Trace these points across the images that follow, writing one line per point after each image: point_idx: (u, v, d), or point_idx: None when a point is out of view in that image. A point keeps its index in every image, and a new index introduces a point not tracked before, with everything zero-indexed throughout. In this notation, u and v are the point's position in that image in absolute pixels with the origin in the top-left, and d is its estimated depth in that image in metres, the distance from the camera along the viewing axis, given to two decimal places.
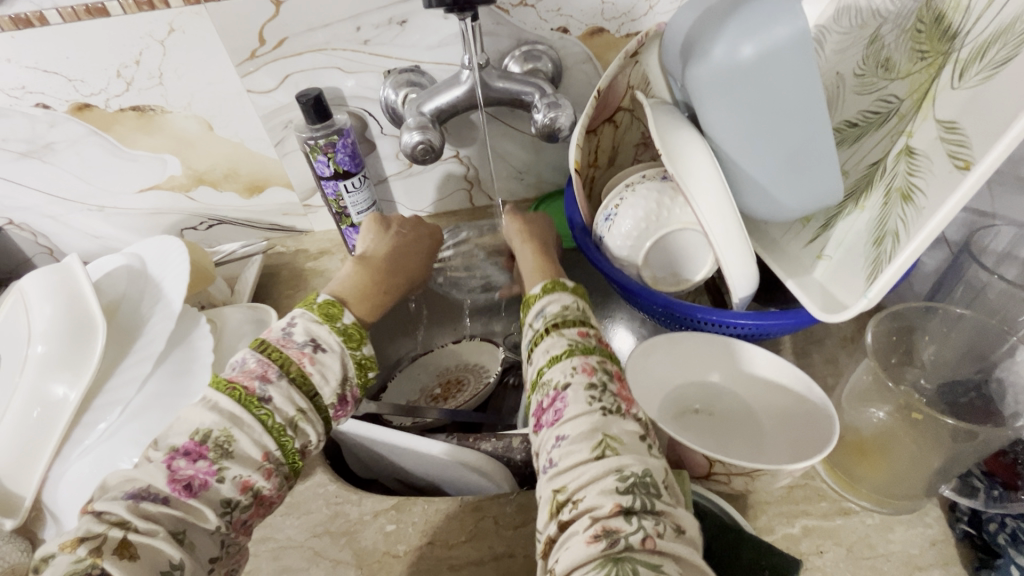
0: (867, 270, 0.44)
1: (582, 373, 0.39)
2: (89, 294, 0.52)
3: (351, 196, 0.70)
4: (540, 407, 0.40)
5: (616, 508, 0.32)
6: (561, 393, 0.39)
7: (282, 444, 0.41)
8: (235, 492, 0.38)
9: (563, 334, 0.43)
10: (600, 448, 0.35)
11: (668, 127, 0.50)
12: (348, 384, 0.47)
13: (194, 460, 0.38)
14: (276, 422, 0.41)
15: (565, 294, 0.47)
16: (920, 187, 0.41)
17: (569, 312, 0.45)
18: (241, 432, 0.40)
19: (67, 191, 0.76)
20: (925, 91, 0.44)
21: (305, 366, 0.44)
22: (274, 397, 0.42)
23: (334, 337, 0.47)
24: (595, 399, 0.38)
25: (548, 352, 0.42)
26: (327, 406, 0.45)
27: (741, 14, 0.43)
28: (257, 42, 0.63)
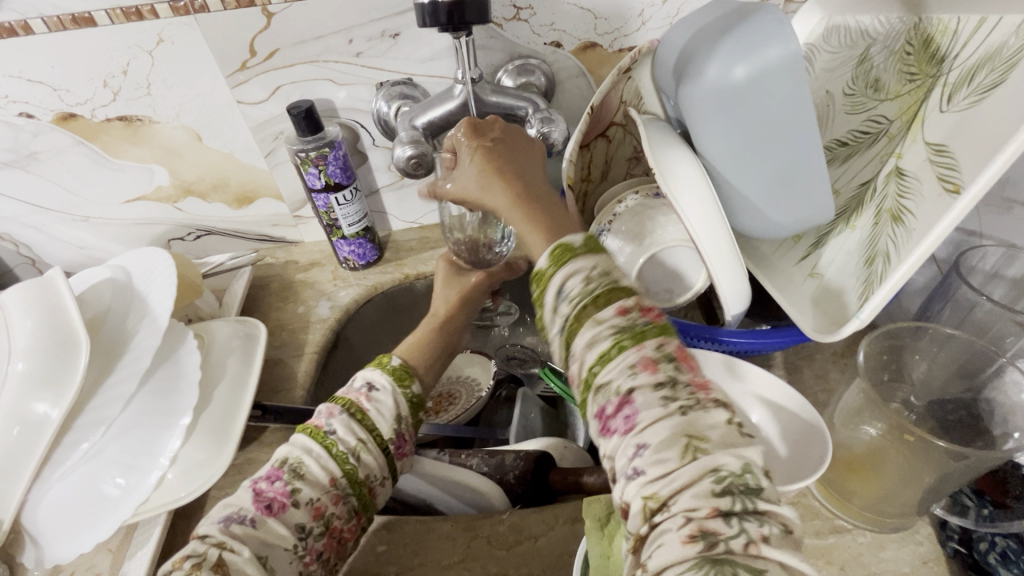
0: (858, 289, 0.44)
1: (645, 370, 0.31)
2: (73, 310, 0.51)
3: (343, 209, 0.70)
4: (601, 411, 0.32)
5: (714, 511, 0.27)
6: (627, 398, 0.30)
7: (347, 471, 0.43)
8: (309, 517, 0.40)
9: (602, 321, 0.33)
10: (690, 452, 0.28)
11: (661, 145, 0.50)
12: (404, 422, 0.49)
13: (274, 481, 0.40)
14: (339, 451, 0.43)
15: (580, 260, 0.35)
16: (910, 209, 0.41)
17: (598, 285, 0.34)
18: (309, 458, 0.42)
19: (51, 201, 0.74)
20: (914, 113, 0.45)
21: (363, 404, 0.47)
22: (338, 429, 0.44)
23: (385, 376, 0.50)
24: (670, 398, 0.30)
25: (592, 347, 0.32)
26: (388, 441, 0.46)
27: (734, 34, 0.43)
28: (247, 53, 0.62)
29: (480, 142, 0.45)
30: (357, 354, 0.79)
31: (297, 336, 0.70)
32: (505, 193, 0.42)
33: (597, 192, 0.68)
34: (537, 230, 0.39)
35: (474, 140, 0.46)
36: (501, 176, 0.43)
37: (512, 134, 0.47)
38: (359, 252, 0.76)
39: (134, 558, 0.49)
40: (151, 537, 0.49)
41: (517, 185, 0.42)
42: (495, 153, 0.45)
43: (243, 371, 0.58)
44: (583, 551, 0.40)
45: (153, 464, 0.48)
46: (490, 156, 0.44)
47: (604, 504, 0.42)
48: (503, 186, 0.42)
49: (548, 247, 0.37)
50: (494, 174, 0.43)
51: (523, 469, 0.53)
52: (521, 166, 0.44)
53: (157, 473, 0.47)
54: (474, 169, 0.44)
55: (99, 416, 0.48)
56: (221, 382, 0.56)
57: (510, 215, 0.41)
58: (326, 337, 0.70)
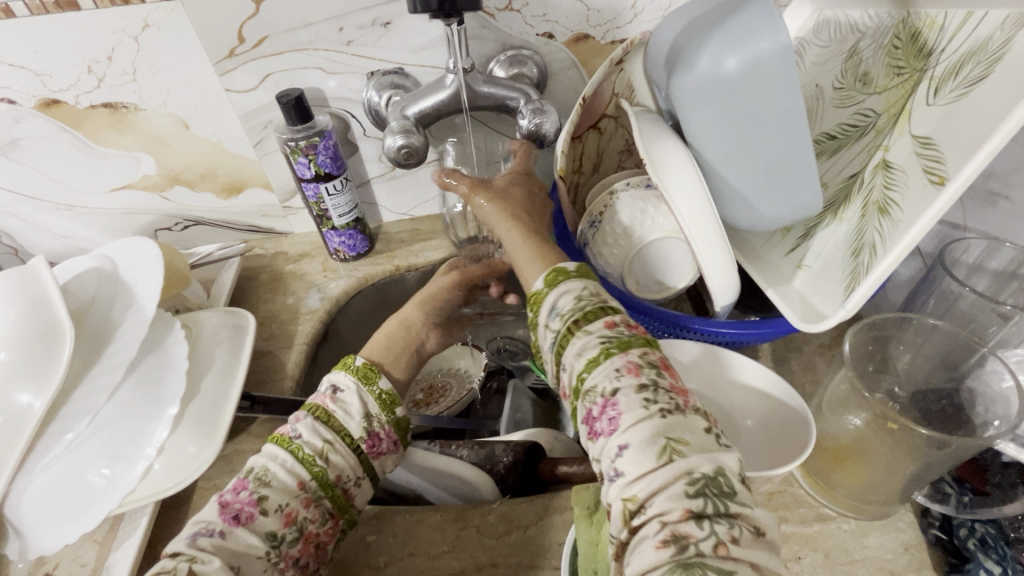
0: (845, 282, 0.44)
1: (628, 374, 0.35)
2: (57, 300, 0.50)
3: (333, 199, 0.69)
4: (588, 415, 0.36)
5: (686, 513, 0.30)
6: (612, 399, 0.34)
7: (315, 474, 0.42)
8: (280, 525, 0.39)
9: (590, 332, 0.38)
10: (666, 454, 0.31)
11: (652, 136, 0.50)
12: (373, 419, 0.47)
13: (239, 491, 0.40)
14: (305, 454, 0.42)
15: (571, 282, 0.42)
16: (896, 201, 0.42)
17: (587, 303, 0.40)
18: (275, 464, 0.42)
19: (34, 189, 0.73)
20: (901, 106, 0.45)
21: (328, 405, 0.46)
22: (302, 432, 0.43)
23: (349, 376, 0.48)
24: (650, 401, 0.34)
25: (583, 355, 0.37)
26: (358, 441, 0.45)
27: (727, 24, 0.43)
28: (235, 41, 0.61)
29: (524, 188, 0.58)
30: (347, 345, 0.78)
31: (287, 328, 0.70)
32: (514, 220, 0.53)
33: (589, 184, 0.68)
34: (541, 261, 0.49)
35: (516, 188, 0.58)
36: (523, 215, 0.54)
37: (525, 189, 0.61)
38: (350, 243, 0.75)
39: (119, 550, 0.48)
40: (137, 528, 0.48)
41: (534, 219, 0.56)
42: (528, 201, 0.57)
43: (231, 361, 0.57)
44: (571, 538, 0.40)
45: (139, 454, 0.47)
46: (516, 204, 0.56)
47: (594, 492, 0.42)
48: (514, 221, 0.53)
49: (543, 273, 0.45)
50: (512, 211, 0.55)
51: (513, 460, 0.53)
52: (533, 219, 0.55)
53: (143, 464, 0.47)
54: (502, 198, 0.56)
55: (84, 406, 0.47)
56: (209, 373, 0.55)
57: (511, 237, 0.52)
58: (316, 328, 0.70)
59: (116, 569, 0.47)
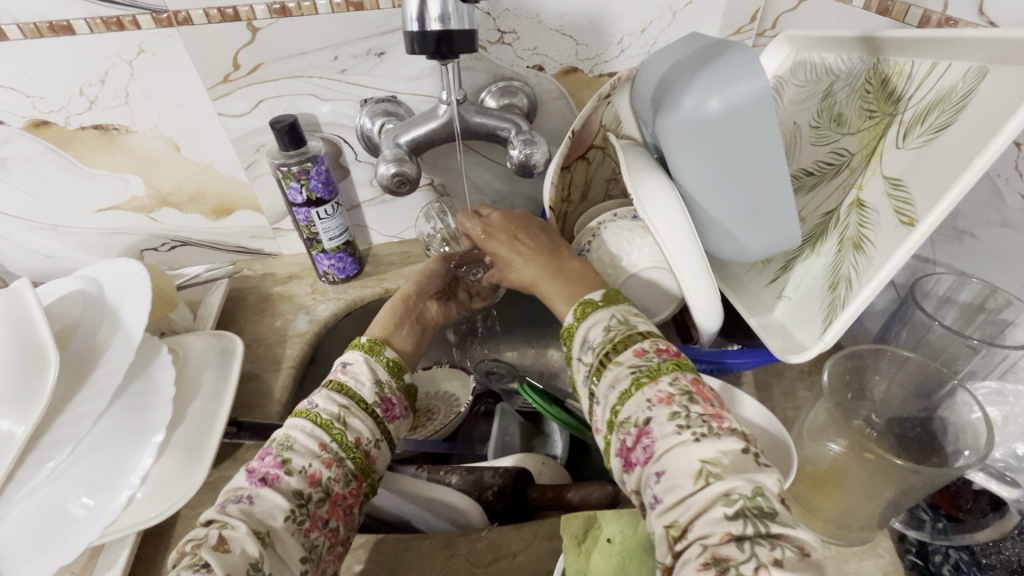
0: (822, 314, 0.46)
1: (659, 403, 0.38)
2: (42, 324, 0.49)
3: (324, 223, 0.70)
4: (623, 446, 0.38)
5: (728, 536, 0.31)
6: (646, 428, 0.37)
7: (335, 437, 0.44)
8: (304, 485, 0.41)
9: (621, 362, 0.41)
10: (702, 477, 0.33)
11: (638, 170, 0.52)
12: (383, 385, 0.50)
13: (264, 457, 0.42)
14: (323, 418, 0.45)
15: (598, 314, 0.46)
16: (870, 238, 0.44)
17: (615, 333, 0.43)
18: (295, 431, 0.44)
19: (17, 208, 0.72)
20: (873, 148, 0.47)
21: (339, 377, 0.49)
22: (319, 401, 0.46)
23: (356, 352, 0.51)
24: (683, 426, 0.36)
25: (615, 387, 0.40)
26: (373, 405, 0.48)
27: (710, 68, 0.45)
28: (230, 67, 0.62)
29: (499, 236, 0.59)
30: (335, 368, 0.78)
31: (274, 350, 0.69)
32: (534, 264, 0.54)
33: (578, 213, 0.70)
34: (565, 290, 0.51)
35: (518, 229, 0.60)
36: (529, 253, 0.56)
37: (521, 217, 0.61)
38: (339, 266, 0.75)
39: None
40: (116, 560, 0.47)
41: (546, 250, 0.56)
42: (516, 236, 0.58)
43: (219, 385, 0.57)
44: (560, 567, 0.40)
45: (122, 484, 0.46)
46: (513, 242, 0.58)
47: (582, 520, 0.42)
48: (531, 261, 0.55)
49: (572, 306, 0.48)
50: (522, 254, 0.56)
51: (501, 486, 0.53)
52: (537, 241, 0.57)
53: (126, 494, 0.46)
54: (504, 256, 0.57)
55: (66, 433, 0.46)
56: (196, 399, 0.54)
57: (541, 282, 0.53)
58: (303, 351, 0.69)
59: None
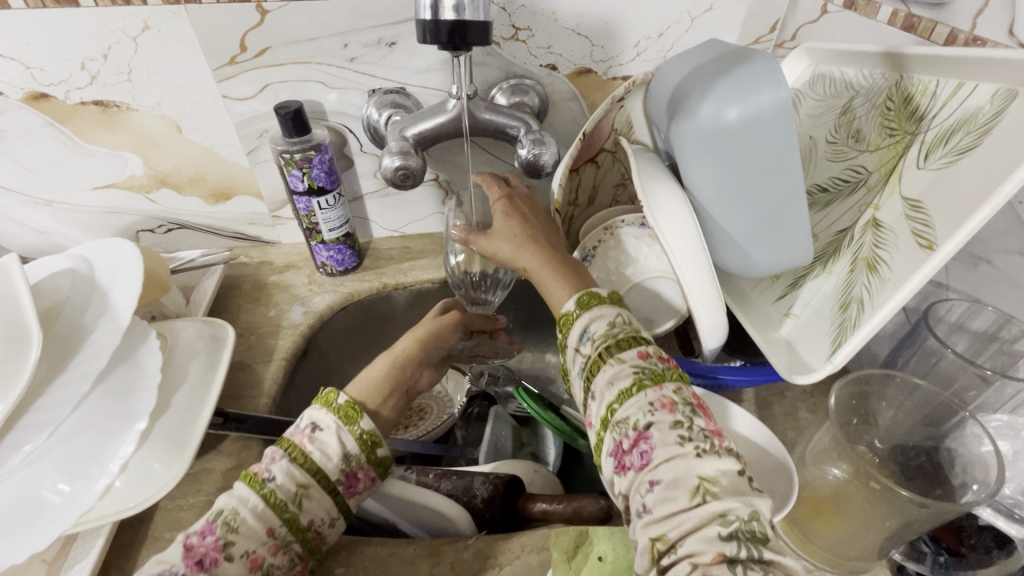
0: (831, 334, 0.45)
1: (662, 409, 0.36)
2: (27, 302, 0.48)
3: (325, 213, 0.68)
4: (618, 447, 0.36)
5: (719, 557, 0.30)
6: (645, 433, 0.35)
7: (287, 520, 0.42)
8: (245, 571, 0.39)
9: (625, 360, 0.39)
10: (699, 494, 0.32)
11: (649, 177, 0.50)
12: (352, 459, 0.46)
13: (205, 536, 0.39)
14: (277, 499, 0.42)
15: (605, 307, 0.43)
16: (885, 260, 0.42)
17: (619, 330, 0.41)
18: (245, 508, 0.41)
19: (10, 181, 0.70)
20: (892, 166, 0.46)
21: (305, 446, 0.45)
22: (275, 475, 0.42)
23: (330, 416, 0.47)
24: (685, 438, 0.34)
25: (614, 384, 0.38)
26: (335, 483, 0.45)
27: (730, 76, 0.43)
28: (237, 49, 0.61)
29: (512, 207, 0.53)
30: (328, 362, 0.76)
31: (267, 341, 0.68)
32: (539, 254, 0.49)
33: (584, 217, 0.69)
34: (565, 288, 0.47)
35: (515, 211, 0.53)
36: (540, 241, 0.50)
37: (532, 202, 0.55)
38: (338, 258, 0.74)
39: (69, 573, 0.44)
40: (91, 550, 0.45)
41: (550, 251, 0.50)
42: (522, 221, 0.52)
43: (207, 373, 0.55)
44: None
45: (101, 471, 0.45)
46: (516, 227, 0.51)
47: (573, 536, 0.42)
48: (538, 248, 0.50)
49: (575, 294, 0.45)
50: (530, 239, 0.50)
51: (490, 494, 0.52)
52: (549, 232, 0.52)
53: (104, 482, 0.44)
54: (505, 230, 0.51)
55: (45, 417, 0.44)
56: (182, 387, 0.53)
57: (542, 272, 0.48)
58: (296, 343, 0.68)
59: None
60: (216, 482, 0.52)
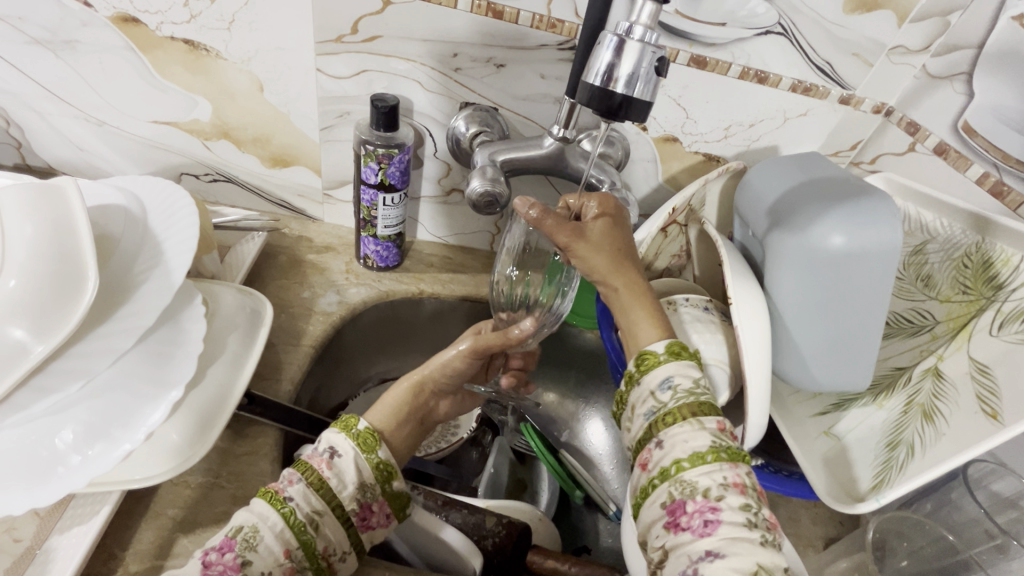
0: (875, 468, 0.47)
1: (735, 487, 0.37)
2: (84, 237, 0.45)
3: (386, 210, 0.67)
4: (677, 505, 0.38)
5: None
6: (715, 504, 0.37)
7: (303, 543, 0.40)
8: None
9: (704, 426, 0.40)
10: None
11: (733, 273, 0.51)
12: (368, 490, 0.44)
13: (225, 553, 0.37)
14: (297, 520, 0.40)
15: (687, 360, 0.45)
16: (942, 412, 0.45)
17: (702, 392, 0.42)
18: (265, 526, 0.39)
19: (68, 93, 0.66)
20: (962, 323, 0.48)
21: (323, 471, 0.42)
22: (297, 496, 0.41)
23: (349, 442, 0.44)
24: (753, 523, 0.36)
25: (689, 445, 0.40)
26: (350, 511, 0.43)
27: (842, 204, 0.45)
28: (347, 29, 0.60)
29: (616, 220, 0.51)
30: (345, 355, 0.74)
31: (295, 323, 0.66)
32: (626, 279, 0.49)
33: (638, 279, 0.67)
34: (655, 326, 0.47)
35: (612, 221, 0.50)
36: (629, 264, 0.50)
37: (624, 218, 0.54)
38: (382, 254, 0.73)
39: (65, 534, 0.42)
40: (94, 517, 0.43)
41: (642, 282, 0.49)
42: (620, 238, 0.50)
43: (243, 350, 0.53)
44: None
45: (126, 437, 0.42)
46: (615, 246, 0.49)
47: None
48: (627, 271, 0.49)
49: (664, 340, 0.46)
50: (623, 260, 0.49)
51: (501, 539, 0.52)
52: (637, 259, 0.51)
53: (127, 448, 0.42)
54: (609, 247, 0.49)
55: (81, 366, 0.42)
56: (217, 360, 0.51)
57: (631, 301, 0.48)
58: (325, 332, 0.66)
59: (58, 554, 0.41)
60: (227, 464, 0.50)
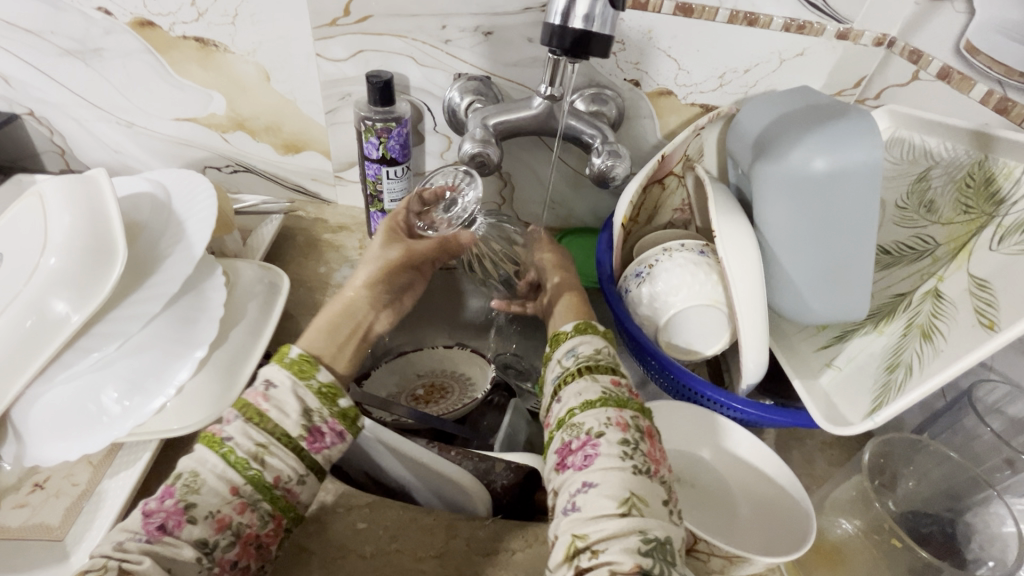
0: (873, 393, 0.47)
1: (616, 425, 0.39)
2: (115, 218, 0.49)
3: (390, 183, 0.70)
4: (565, 446, 0.40)
5: (636, 569, 0.32)
6: (594, 440, 0.38)
7: (251, 478, 0.40)
8: (210, 532, 0.37)
9: (596, 380, 0.43)
10: (627, 505, 0.35)
11: (722, 211, 0.52)
12: (314, 415, 0.44)
13: (164, 499, 0.38)
14: (237, 458, 0.40)
15: (596, 337, 0.48)
16: (941, 330, 0.44)
17: (603, 357, 0.46)
18: (205, 469, 0.39)
19: (100, 99, 0.72)
20: (963, 243, 0.47)
21: (259, 404, 0.43)
22: (233, 435, 0.41)
23: (283, 371, 0.45)
24: (626, 454, 0.38)
25: (580, 395, 0.42)
26: (298, 439, 0.43)
27: (825, 128, 0.45)
28: (340, 12, 0.63)
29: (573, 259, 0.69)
30: None
31: (312, 297, 0.70)
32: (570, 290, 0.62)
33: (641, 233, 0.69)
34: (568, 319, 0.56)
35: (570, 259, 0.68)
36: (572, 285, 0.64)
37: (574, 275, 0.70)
38: None
39: (114, 479, 0.48)
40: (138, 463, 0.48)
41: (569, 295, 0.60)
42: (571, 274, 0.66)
43: (262, 317, 0.58)
44: None
45: (159, 390, 0.47)
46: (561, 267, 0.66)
47: None
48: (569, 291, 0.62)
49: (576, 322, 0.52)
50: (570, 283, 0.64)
51: None
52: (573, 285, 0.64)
53: (161, 401, 0.47)
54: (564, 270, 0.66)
55: (115, 329, 0.47)
56: (238, 325, 0.55)
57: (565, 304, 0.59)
58: None
59: (108, 496, 0.47)
60: None
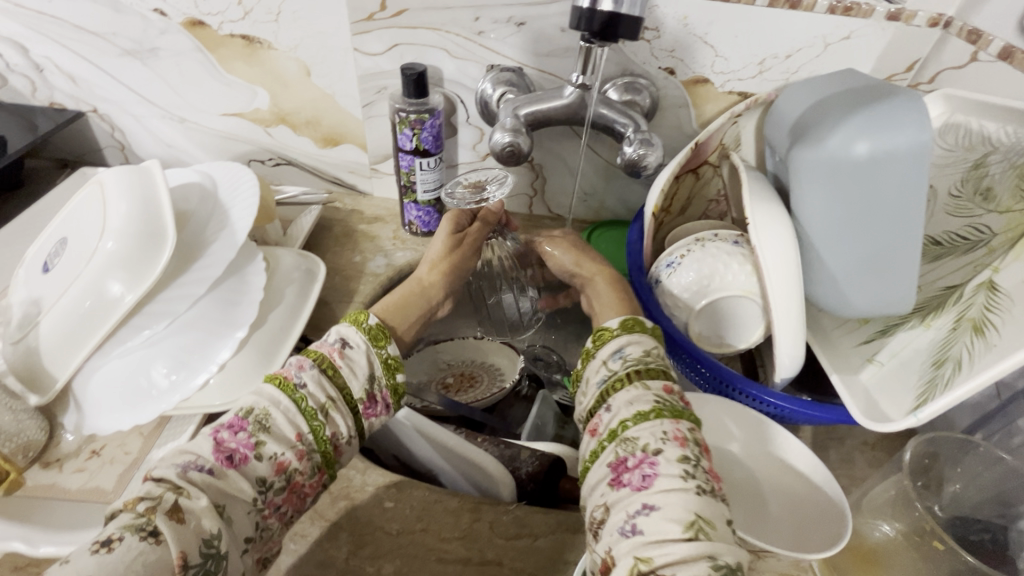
0: (917, 390, 0.45)
1: (674, 441, 0.38)
2: (164, 204, 0.52)
3: (423, 174, 0.71)
4: (620, 462, 0.39)
5: None
6: (653, 458, 0.37)
7: (314, 428, 0.42)
8: (270, 472, 0.40)
9: (648, 387, 0.42)
10: (693, 529, 0.34)
11: (757, 199, 0.50)
12: (376, 383, 0.47)
13: (236, 431, 0.40)
14: (307, 406, 0.43)
15: (644, 338, 0.48)
16: (994, 323, 0.42)
17: (653, 361, 0.45)
18: (276, 409, 0.42)
19: (155, 96, 0.77)
20: (1021, 233, 0.44)
21: (336, 360, 0.46)
22: (308, 383, 0.44)
23: (360, 335, 0.49)
24: (688, 473, 0.36)
25: (633, 405, 0.41)
26: (356, 401, 0.46)
27: (869, 109, 0.43)
28: (377, 7, 0.65)
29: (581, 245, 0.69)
30: None
31: (347, 284, 0.72)
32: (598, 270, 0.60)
33: (673, 223, 0.69)
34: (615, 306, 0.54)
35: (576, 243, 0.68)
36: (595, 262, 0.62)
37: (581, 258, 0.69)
38: (424, 219, 0.77)
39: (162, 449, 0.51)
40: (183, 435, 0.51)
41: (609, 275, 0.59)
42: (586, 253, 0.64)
43: (298, 302, 0.60)
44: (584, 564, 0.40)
45: (202, 367, 0.50)
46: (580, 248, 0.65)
47: None
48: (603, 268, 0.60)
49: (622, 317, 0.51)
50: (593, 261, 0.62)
51: (535, 470, 0.54)
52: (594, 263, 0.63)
53: (202, 379, 0.49)
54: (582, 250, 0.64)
55: (164, 309, 0.50)
56: (276, 308, 0.57)
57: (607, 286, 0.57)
58: (374, 291, 0.72)
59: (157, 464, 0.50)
60: None
